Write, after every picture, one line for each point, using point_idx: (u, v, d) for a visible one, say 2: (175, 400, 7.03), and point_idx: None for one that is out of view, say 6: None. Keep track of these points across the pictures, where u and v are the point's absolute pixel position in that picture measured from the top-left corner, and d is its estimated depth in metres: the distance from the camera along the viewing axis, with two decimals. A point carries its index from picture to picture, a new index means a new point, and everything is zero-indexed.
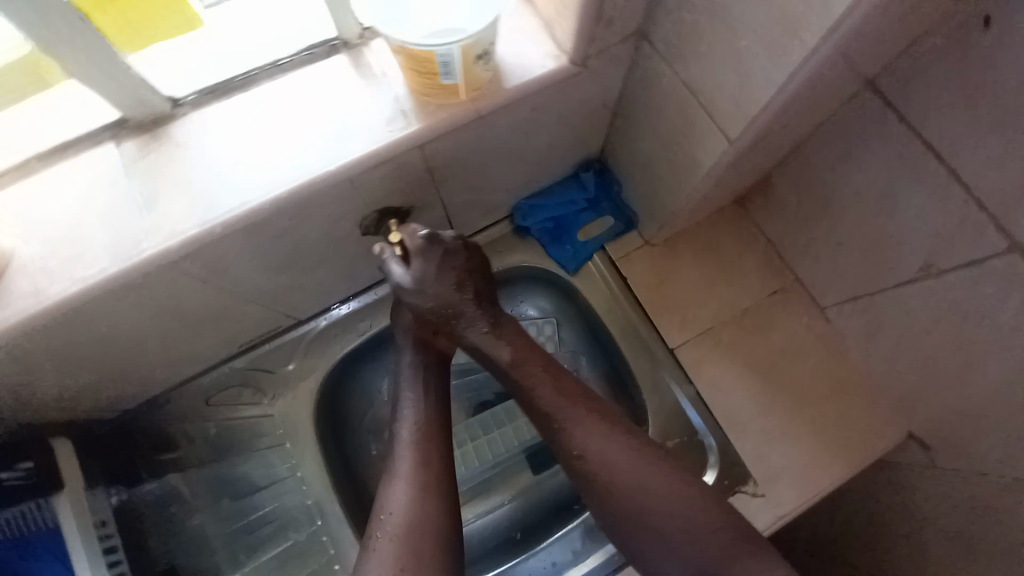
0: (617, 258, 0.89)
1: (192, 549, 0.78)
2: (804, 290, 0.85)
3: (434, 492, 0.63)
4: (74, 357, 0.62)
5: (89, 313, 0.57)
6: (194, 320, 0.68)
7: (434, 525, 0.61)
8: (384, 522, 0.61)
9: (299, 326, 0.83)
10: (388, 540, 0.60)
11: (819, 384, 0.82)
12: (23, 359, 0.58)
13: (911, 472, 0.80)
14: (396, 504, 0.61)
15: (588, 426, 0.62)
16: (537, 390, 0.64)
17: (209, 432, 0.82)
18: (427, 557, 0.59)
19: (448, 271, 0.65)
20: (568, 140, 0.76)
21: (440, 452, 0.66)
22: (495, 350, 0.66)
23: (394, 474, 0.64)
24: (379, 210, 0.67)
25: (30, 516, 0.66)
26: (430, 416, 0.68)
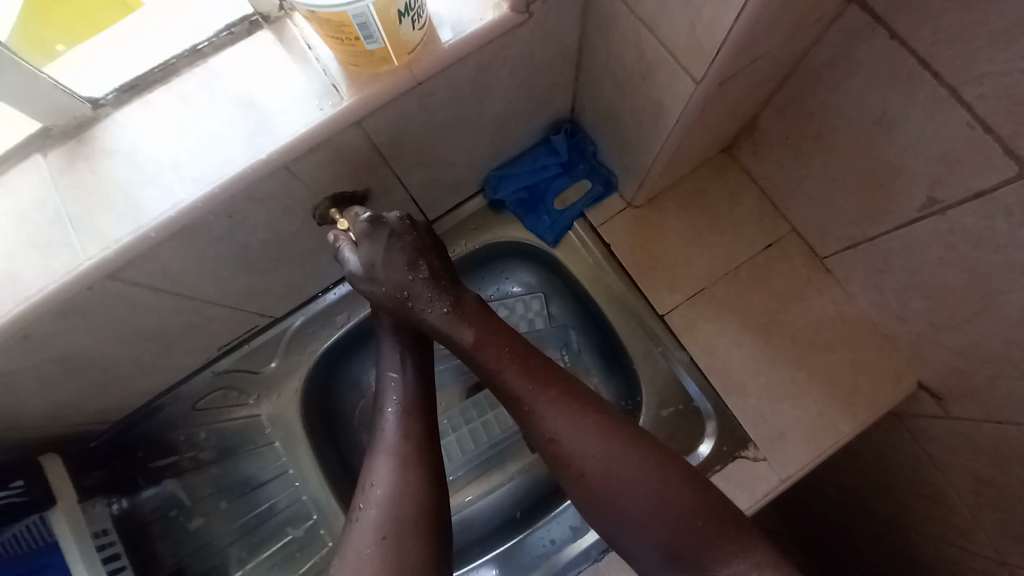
0: (598, 224, 0.83)
1: (198, 550, 0.79)
2: (799, 239, 0.80)
3: (416, 464, 0.59)
4: (43, 378, 0.61)
5: (42, 335, 0.54)
6: (161, 329, 0.66)
7: (419, 498, 0.57)
8: (368, 497, 0.58)
9: (275, 325, 0.81)
10: (372, 516, 0.56)
11: (821, 337, 0.77)
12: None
13: (925, 421, 0.75)
14: (381, 481, 0.58)
15: (557, 408, 0.59)
16: (507, 369, 0.61)
17: (201, 438, 0.82)
18: (414, 528, 0.56)
19: (397, 252, 0.63)
20: (530, 101, 0.71)
21: (424, 430, 0.63)
22: (455, 332, 0.63)
23: (380, 449, 0.61)
24: (329, 197, 0.64)
25: (32, 532, 0.66)
26: (413, 394, 0.65)
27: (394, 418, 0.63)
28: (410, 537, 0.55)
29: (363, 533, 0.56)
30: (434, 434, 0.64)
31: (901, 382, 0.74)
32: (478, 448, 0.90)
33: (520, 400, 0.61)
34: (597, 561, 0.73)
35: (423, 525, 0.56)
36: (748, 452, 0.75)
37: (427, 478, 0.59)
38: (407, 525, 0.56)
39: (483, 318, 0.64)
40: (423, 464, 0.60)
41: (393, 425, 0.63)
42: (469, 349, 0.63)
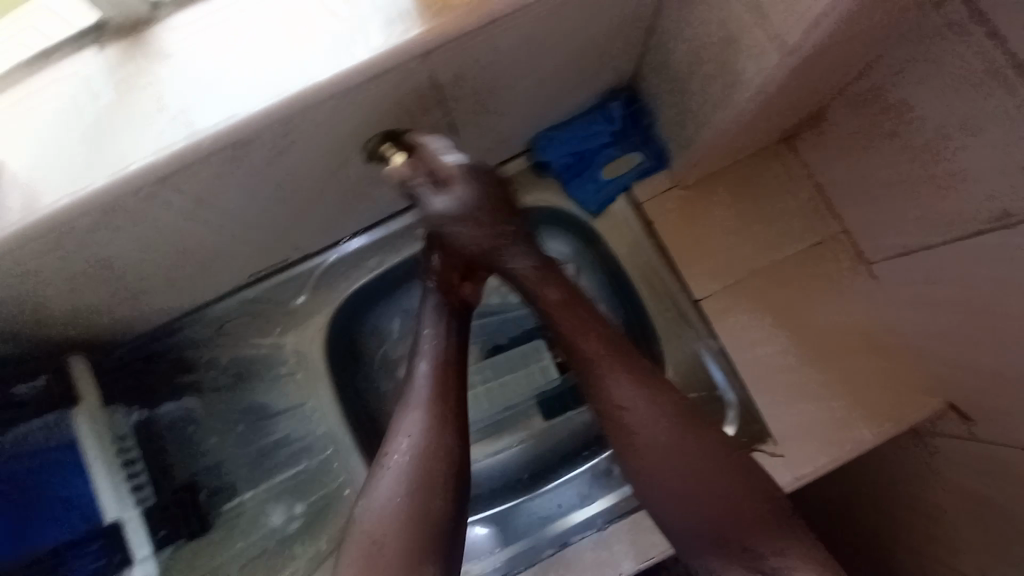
0: (644, 201, 0.80)
1: (209, 468, 0.80)
2: (848, 240, 0.77)
3: (445, 421, 0.60)
4: (80, 279, 0.60)
5: (85, 233, 0.53)
6: (202, 246, 0.66)
7: (445, 453, 0.58)
8: (394, 451, 0.59)
9: (308, 260, 0.82)
10: (396, 468, 0.58)
11: (855, 343, 0.75)
12: (29, 276, 0.56)
13: (945, 440, 0.74)
14: (406, 437, 0.59)
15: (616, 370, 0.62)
16: (580, 334, 0.64)
17: (224, 359, 0.83)
18: (437, 481, 0.57)
19: (487, 206, 0.64)
20: (595, 60, 0.68)
21: (450, 383, 0.63)
22: (540, 290, 0.65)
23: (409, 403, 0.62)
24: (381, 133, 0.62)
25: (51, 430, 0.66)
26: (447, 351, 0.65)
27: (426, 374, 0.63)
28: (434, 490, 0.57)
29: (383, 483, 0.57)
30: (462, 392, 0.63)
31: (930, 399, 0.72)
32: (492, 407, 0.91)
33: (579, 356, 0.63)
34: (600, 530, 0.75)
35: (444, 478, 0.58)
36: (768, 446, 0.74)
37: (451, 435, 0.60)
38: (433, 476, 0.57)
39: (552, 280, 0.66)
40: (447, 423, 0.60)
41: (425, 381, 0.62)
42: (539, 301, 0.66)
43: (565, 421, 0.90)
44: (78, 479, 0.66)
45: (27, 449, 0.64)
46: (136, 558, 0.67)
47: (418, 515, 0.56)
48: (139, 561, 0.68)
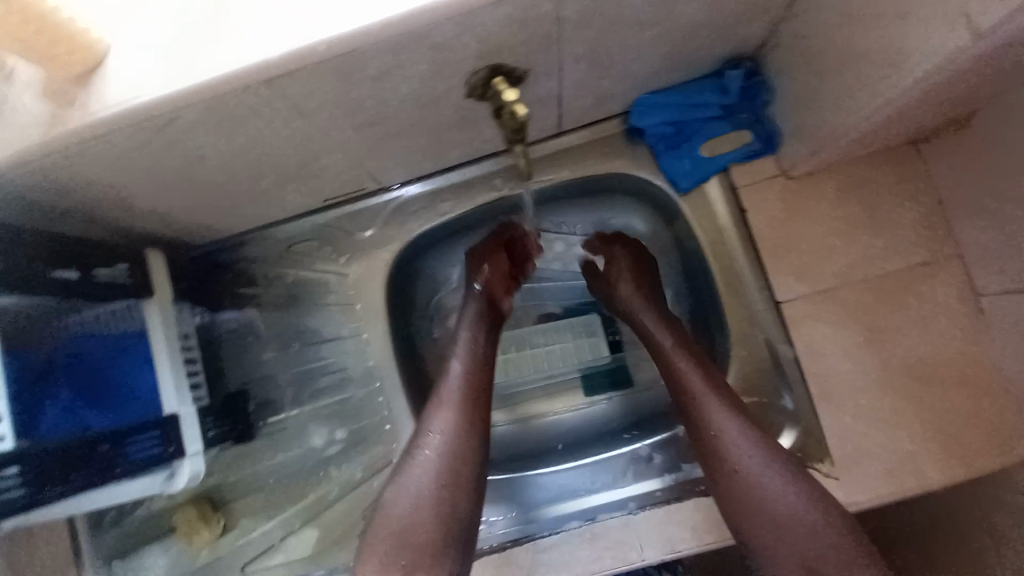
0: (740, 185, 0.75)
1: (261, 380, 0.83)
2: (962, 267, 0.69)
3: (471, 425, 0.62)
4: (164, 177, 0.59)
5: (181, 128, 0.51)
6: (286, 164, 0.64)
7: (469, 457, 0.60)
8: (424, 445, 0.60)
9: (383, 193, 0.80)
10: (426, 463, 0.58)
11: (946, 380, 0.69)
12: (118, 165, 0.54)
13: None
14: (436, 434, 0.60)
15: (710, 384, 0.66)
16: (691, 372, 0.67)
17: (287, 279, 0.84)
18: (461, 484, 0.58)
19: (619, 258, 0.80)
20: (728, 21, 0.61)
21: (478, 388, 0.65)
22: (658, 335, 0.72)
23: (440, 401, 0.63)
24: (490, 66, 0.56)
25: (120, 316, 0.66)
26: (477, 357, 0.68)
27: (459, 376, 0.65)
28: (458, 493, 0.57)
29: (412, 475, 0.58)
30: (487, 399, 0.65)
31: (1011, 449, 0.67)
32: (535, 374, 0.91)
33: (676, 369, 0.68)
34: (631, 514, 0.74)
35: (467, 481, 0.58)
36: (821, 466, 0.71)
37: (476, 441, 0.61)
38: (458, 478, 0.58)
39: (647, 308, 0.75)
40: (476, 427, 0.62)
41: (458, 383, 0.64)
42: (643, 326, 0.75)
43: (606, 402, 0.89)
44: (143, 368, 0.67)
45: (97, 331, 0.63)
46: (188, 451, 0.68)
47: (442, 513, 0.56)
48: (191, 456, 0.68)
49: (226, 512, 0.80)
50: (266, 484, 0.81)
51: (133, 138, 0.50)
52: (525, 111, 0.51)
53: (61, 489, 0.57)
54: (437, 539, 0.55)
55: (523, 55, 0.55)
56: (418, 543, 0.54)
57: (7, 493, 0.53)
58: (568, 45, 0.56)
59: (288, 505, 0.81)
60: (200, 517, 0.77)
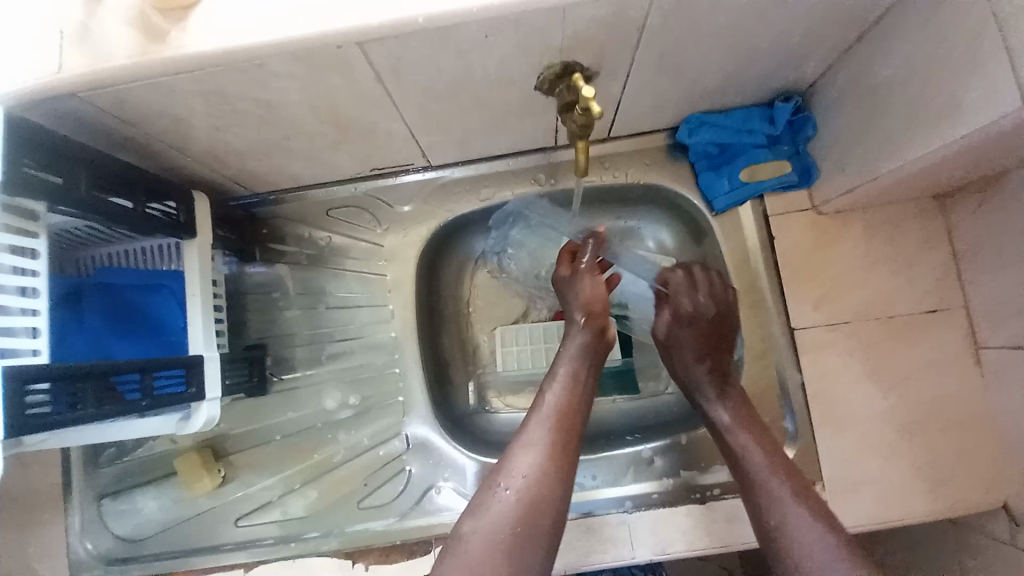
0: (772, 213, 0.79)
1: (281, 336, 0.85)
2: (966, 316, 0.73)
3: (558, 471, 0.60)
4: (229, 121, 0.60)
5: (262, 73, 0.52)
6: (347, 126, 0.65)
7: (546, 509, 0.58)
8: (503, 487, 0.59)
9: (428, 172, 0.82)
10: (502, 507, 0.57)
11: (941, 423, 0.72)
12: (191, 101, 0.55)
13: (981, 534, 0.73)
14: (518, 474, 0.59)
15: (770, 471, 0.66)
16: (747, 452, 0.69)
17: (320, 241, 0.86)
18: (535, 534, 0.56)
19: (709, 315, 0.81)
20: (790, 53, 0.65)
21: (570, 433, 0.64)
22: (713, 414, 0.75)
23: (524, 444, 0.63)
24: (563, 64, 0.59)
25: (150, 257, 0.70)
26: (574, 401, 0.67)
27: (549, 414, 0.65)
28: (530, 542, 0.56)
29: (486, 515, 0.57)
30: (572, 451, 0.63)
31: (990, 493, 0.71)
32: None
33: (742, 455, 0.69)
34: (627, 511, 0.75)
35: (541, 530, 0.57)
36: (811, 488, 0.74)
37: (557, 491, 0.59)
38: (533, 524, 0.57)
39: (726, 392, 0.76)
40: (553, 475, 0.60)
41: (546, 425, 0.64)
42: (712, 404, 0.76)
43: (611, 403, 0.90)
44: (175, 306, 0.68)
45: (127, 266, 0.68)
46: (208, 396, 0.67)
47: (512, 561, 0.54)
48: (209, 400, 0.68)
49: (226, 463, 0.81)
50: (272, 439, 0.82)
51: (212, 77, 0.51)
52: (599, 110, 0.53)
53: (91, 413, 0.52)
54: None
55: (596, 54, 0.58)
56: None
57: (37, 409, 0.48)
58: (638, 51, 0.58)
59: (290, 464, 0.81)
60: (202, 463, 0.78)
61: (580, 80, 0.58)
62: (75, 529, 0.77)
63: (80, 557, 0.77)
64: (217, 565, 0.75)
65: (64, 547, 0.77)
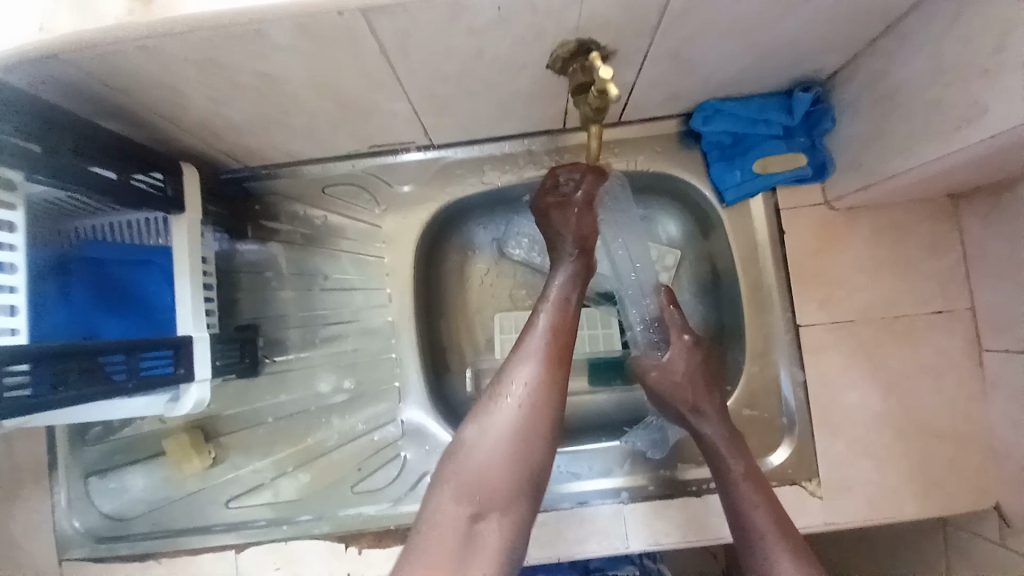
0: (784, 207, 0.76)
1: (273, 318, 0.83)
2: (970, 320, 0.72)
3: (556, 377, 0.61)
4: (220, 92, 0.56)
5: (257, 43, 0.48)
6: (347, 104, 0.62)
7: (547, 413, 0.60)
8: (504, 397, 0.60)
9: (430, 150, 0.79)
10: (504, 414, 0.58)
11: (937, 426, 0.72)
12: (178, 69, 0.51)
13: (968, 534, 0.74)
14: (519, 383, 0.60)
15: (781, 539, 0.64)
16: (760, 514, 0.65)
17: (315, 220, 0.83)
18: (534, 439, 0.58)
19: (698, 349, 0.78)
20: (816, 43, 0.61)
21: (566, 340, 0.64)
22: (727, 459, 0.70)
23: (525, 354, 0.62)
24: (579, 42, 0.55)
25: (134, 231, 0.66)
26: (568, 309, 0.66)
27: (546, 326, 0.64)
28: (532, 447, 0.58)
29: (488, 423, 0.58)
30: (569, 357, 0.64)
31: (980, 496, 0.71)
32: None
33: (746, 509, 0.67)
34: (622, 502, 0.75)
35: (541, 434, 0.59)
36: (807, 485, 0.74)
37: (555, 395, 0.61)
38: (532, 430, 0.59)
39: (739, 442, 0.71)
40: (553, 382, 0.61)
41: (544, 335, 0.63)
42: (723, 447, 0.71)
43: (608, 394, 0.89)
44: (163, 283, 0.65)
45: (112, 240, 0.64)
46: (197, 377, 0.65)
47: (513, 466, 0.57)
48: (198, 382, 0.66)
49: (217, 445, 0.79)
50: (265, 421, 0.80)
51: (201, 44, 0.47)
52: (615, 93, 0.50)
53: (73, 395, 0.50)
54: (507, 486, 0.56)
55: (612, 36, 0.54)
56: (494, 489, 0.56)
57: (14, 391, 0.45)
58: (658, 35, 0.55)
59: (283, 448, 0.80)
60: (192, 444, 0.77)
61: (597, 60, 0.54)
62: (62, 507, 0.76)
63: (67, 534, 0.76)
64: (207, 547, 0.75)
65: (52, 524, 0.76)
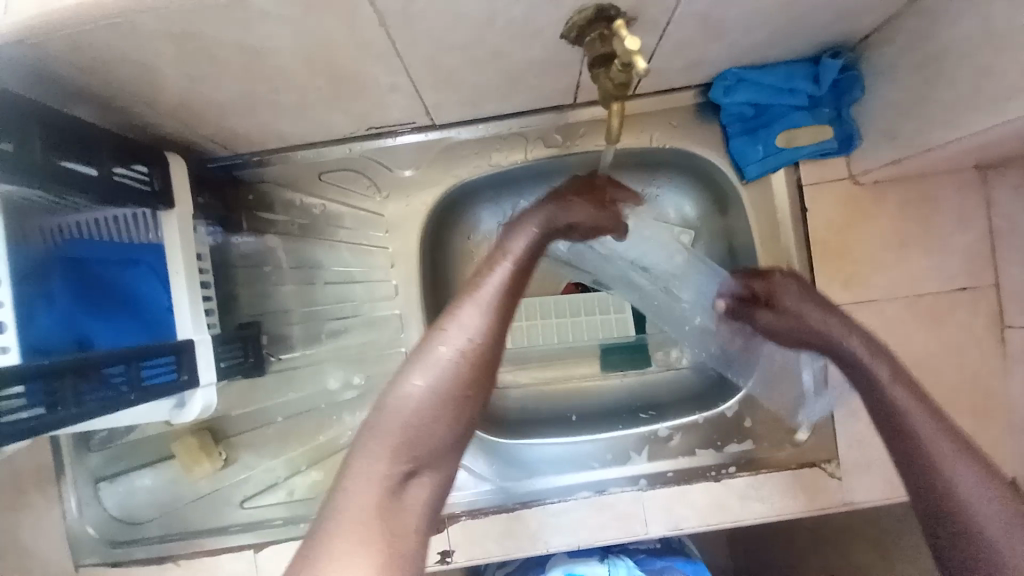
0: (807, 183, 0.73)
1: (274, 313, 0.79)
2: (995, 295, 0.70)
3: (501, 328, 0.52)
4: (205, 72, 0.51)
5: (241, 14, 0.43)
6: (343, 81, 0.56)
7: (489, 366, 0.51)
8: (446, 343, 0.50)
9: (431, 131, 0.74)
10: (444, 366, 0.49)
11: (957, 403, 0.71)
12: (154, 48, 0.45)
13: None
14: (461, 329, 0.50)
15: (948, 435, 0.54)
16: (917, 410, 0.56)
17: (313, 209, 0.79)
18: (474, 396, 0.50)
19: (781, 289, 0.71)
20: (851, 3, 0.57)
21: (516, 287, 0.55)
22: (874, 364, 0.61)
23: (471, 299, 0.53)
24: (598, 6, 0.49)
25: (126, 225, 0.60)
26: (523, 251, 0.58)
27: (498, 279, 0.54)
28: (468, 403, 0.49)
29: (432, 372, 0.49)
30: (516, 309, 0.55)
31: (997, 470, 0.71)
32: (555, 342, 0.88)
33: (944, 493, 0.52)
34: (641, 489, 0.74)
35: (480, 393, 0.50)
36: (827, 466, 0.73)
37: (499, 348, 0.52)
38: (473, 385, 0.50)
39: (920, 412, 0.56)
40: (500, 334, 0.52)
41: (494, 284, 0.54)
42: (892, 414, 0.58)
43: (620, 378, 0.88)
44: (158, 284, 0.61)
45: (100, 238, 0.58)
46: (202, 382, 0.63)
47: (448, 427, 0.48)
48: (204, 386, 0.63)
49: (227, 445, 0.78)
50: (274, 420, 0.79)
51: (179, 18, 0.42)
52: (643, 66, 0.45)
53: (73, 413, 0.47)
54: (440, 450, 0.48)
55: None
56: (424, 452, 0.47)
57: (14, 414, 0.43)
58: None
59: (294, 445, 0.78)
60: (201, 446, 0.75)
61: (622, 28, 0.47)
62: (73, 513, 0.74)
63: (79, 539, 0.74)
64: (223, 547, 0.73)
65: (62, 531, 0.74)
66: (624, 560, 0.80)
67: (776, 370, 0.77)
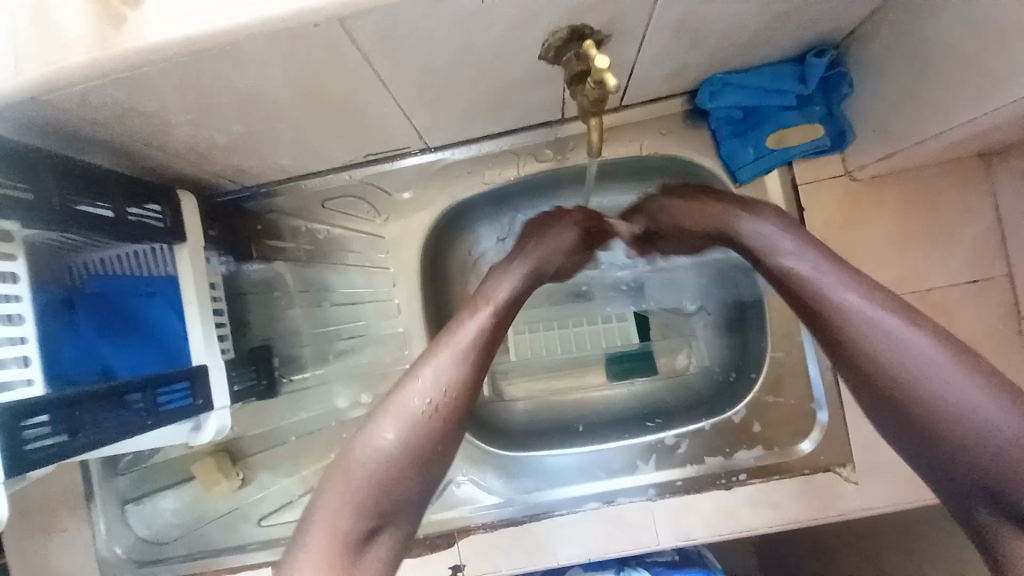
0: (801, 182, 0.73)
1: (284, 337, 0.82)
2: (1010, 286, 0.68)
3: (470, 380, 0.59)
4: (206, 114, 0.54)
5: (233, 60, 0.46)
6: (335, 112, 0.59)
7: (456, 419, 0.57)
8: (419, 394, 0.56)
9: (426, 154, 0.77)
10: (415, 417, 0.55)
11: None
12: (157, 95, 0.49)
13: None
14: (431, 382, 0.57)
15: (891, 330, 0.54)
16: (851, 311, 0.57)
17: (318, 234, 0.82)
18: (441, 446, 0.56)
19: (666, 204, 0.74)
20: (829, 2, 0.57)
21: (489, 342, 0.62)
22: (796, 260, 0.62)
23: (443, 350, 0.60)
24: (571, 26, 0.52)
25: (144, 260, 0.64)
26: (496, 308, 0.64)
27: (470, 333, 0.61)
28: (434, 450, 0.56)
29: (401, 424, 0.55)
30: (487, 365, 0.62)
31: None
32: (558, 352, 0.89)
33: (969, 459, 0.50)
34: (650, 499, 0.74)
35: (446, 442, 0.56)
36: (841, 471, 0.71)
37: (467, 401, 0.58)
38: (440, 437, 0.56)
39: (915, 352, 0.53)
40: (468, 388, 0.58)
41: (466, 338, 0.60)
42: (899, 390, 0.53)
43: (629, 387, 0.88)
44: (171, 313, 0.64)
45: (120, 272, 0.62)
46: (215, 406, 0.66)
47: (414, 472, 0.54)
48: (217, 409, 0.66)
49: (244, 466, 0.81)
50: (286, 439, 0.81)
51: (177, 67, 0.45)
52: (613, 82, 0.46)
53: (93, 438, 0.50)
54: (407, 495, 0.54)
55: (608, 16, 0.51)
56: (393, 500, 0.53)
57: (40, 441, 0.46)
58: (657, 11, 0.52)
59: (307, 464, 0.81)
60: (218, 467, 0.78)
61: (593, 47, 0.49)
62: (103, 534, 0.78)
63: (108, 560, 0.78)
64: (245, 565, 0.77)
65: (92, 553, 0.77)
66: (638, 572, 0.79)
67: (783, 374, 0.76)
